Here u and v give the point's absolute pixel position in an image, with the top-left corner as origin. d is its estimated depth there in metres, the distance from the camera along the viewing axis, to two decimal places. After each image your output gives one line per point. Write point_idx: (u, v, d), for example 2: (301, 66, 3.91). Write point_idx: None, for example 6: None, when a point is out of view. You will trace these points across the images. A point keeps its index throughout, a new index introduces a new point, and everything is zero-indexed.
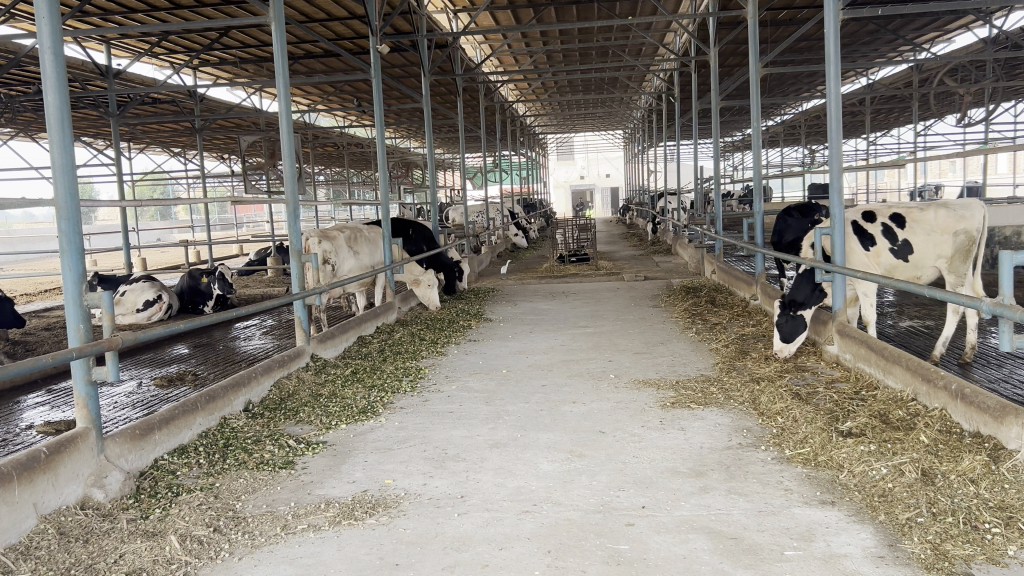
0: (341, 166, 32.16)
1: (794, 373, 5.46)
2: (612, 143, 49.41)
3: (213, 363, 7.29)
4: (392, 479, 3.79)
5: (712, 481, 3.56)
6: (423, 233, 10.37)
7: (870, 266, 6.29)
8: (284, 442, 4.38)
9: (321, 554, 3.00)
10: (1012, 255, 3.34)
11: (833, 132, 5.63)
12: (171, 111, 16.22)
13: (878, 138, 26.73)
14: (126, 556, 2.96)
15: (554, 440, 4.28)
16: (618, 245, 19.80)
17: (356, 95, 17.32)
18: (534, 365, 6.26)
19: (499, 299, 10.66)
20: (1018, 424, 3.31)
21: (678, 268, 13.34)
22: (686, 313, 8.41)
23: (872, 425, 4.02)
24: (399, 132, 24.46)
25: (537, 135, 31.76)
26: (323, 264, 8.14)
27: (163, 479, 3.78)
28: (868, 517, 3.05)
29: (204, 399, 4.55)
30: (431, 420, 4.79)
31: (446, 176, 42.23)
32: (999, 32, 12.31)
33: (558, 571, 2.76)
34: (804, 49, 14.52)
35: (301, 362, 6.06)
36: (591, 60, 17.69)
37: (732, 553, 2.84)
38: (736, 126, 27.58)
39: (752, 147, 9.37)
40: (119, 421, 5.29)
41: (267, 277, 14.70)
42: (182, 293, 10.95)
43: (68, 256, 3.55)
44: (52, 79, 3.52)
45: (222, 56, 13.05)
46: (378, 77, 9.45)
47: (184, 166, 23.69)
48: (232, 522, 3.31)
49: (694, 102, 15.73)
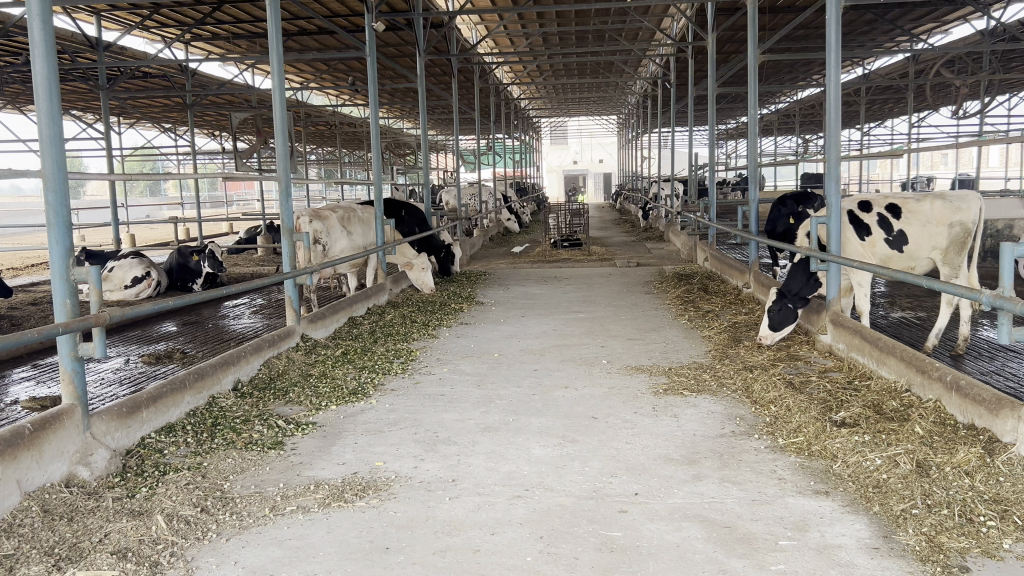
0: (332, 145, 32.01)
1: (787, 362, 5.43)
2: (606, 128, 49.46)
3: (202, 342, 7.23)
4: (383, 461, 3.75)
5: (705, 469, 3.53)
6: (415, 214, 10.28)
7: (865, 256, 6.26)
8: (274, 422, 4.34)
9: (310, 536, 2.96)
10: (1014, 247, 3.30)
11: (831, 122, 5.57)
12: (162, 85, 16.08)
13: (872, 130, 26.74)
14: (111, 535, 2.92)
15: (546, 425, 4.26)
16: (611, 230, 19.79)
17: (350, 74, 17.22)
18: (526, 350, 6.22)
19: (491, 282, 10.62)
20: (1013, 417, 3.29)
21: (670, 254, 13.33)
22: (678, 300, 8.38)
23: (866, 415, 4.01)
24: (393, 111, 24.34)
25: (530, 119, 31.62)
26: (313, 243, 8.04)
27: (151, 457, 3.73)
28: (863, 508, 3.03)
29: (193, 377, 4.50)
30: (422, 403, 4.75)
31: (440, 158, 42.13)
32: (998, 23, 12.27)
33: (551, 557, 2.73)
34: (803, 37, 14.47)
35: (291, 343, 6.01)
36: (587, 43, 17.62)
37: (725, 542, 2.81)
38: (732, 113, 27.59)
39: (749, 135, 9.28)
40: (106, 398, 5.24)
41: (257, 256, 14.65)
42: (171, 271, 10.84)
43: (55, 228, 3.47)
44: (40, 46, 3.41)
45: (214, 31, 12.88)
46: (373, 55, 9.30)
47: (175, 142, 23.46)
48: (219, 502, 3.27)
49: (690, 88, 15.66)
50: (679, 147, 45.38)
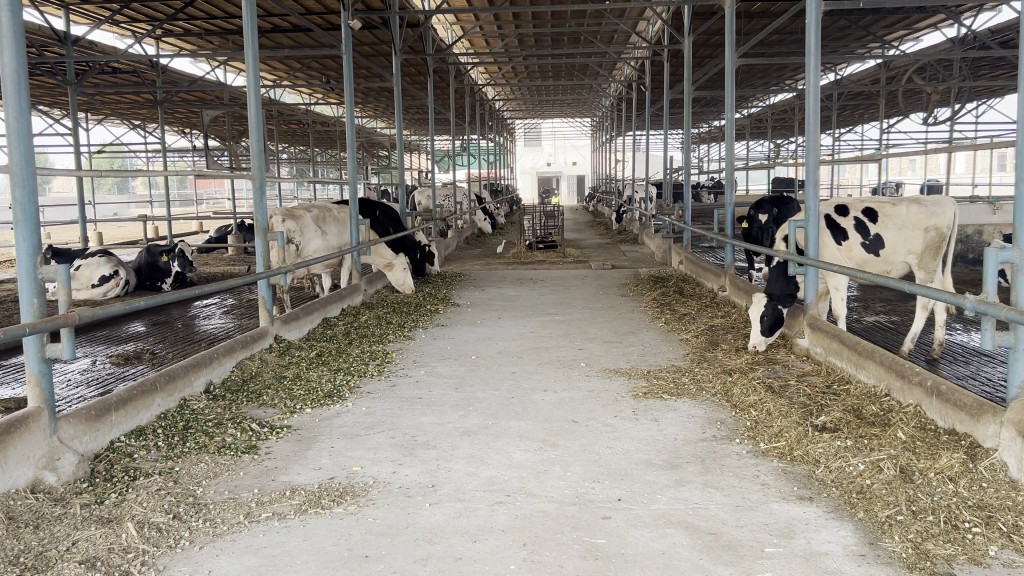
0: (304, 143, 31.73)
1: (765, 365, 5.44)
2: (580, 131, 49.57)
3: (172, 342, 7.09)
4: (360, 466, 3.67)
5: (688, 474, 3.50)
6: (388, 215, 10.12)
7: (842, 261, 6.26)
8: (247, 425, 4.24)
9: (286, 544, 2.88)
10: (998, 252, 3.35)
11: (810, 126, 5.57)
12: (131, 80, 15.82)
13: (844, 136, 27.04)
14: (79, 543, 2.81)
15: (526, 429, 4.20)
16: (585, 232, 19.82)
17: (323, 71, 17.02)
18: (504, 352, 6.16)
19: (466, 284, 10.55)
20: (995, 422, 3.29)
21: (644, 257, 13.36)
22: (654, 303, 8.36)
23: (847, 420, 4.00)
24: (367, 110, 24.14)
25: (504, 120, 31.61)
26: (287, 243, 7.93)
27: (120, 461, 3.63)
28: (847, 514, 3.01)
29: (164, 379, 4.39)
30: (400, 406, 4.69)
31: (414, 159, 42.14)
32: (969, 32, 12.44)
33: (534, 565, 2.68)
34: (777, 42, 14.56)
35: (264, 344, 5.89)
36: (563, 45, 17.63)
37: (711, 549, 2.78)
38: (705, 117, 27.74)
39: (726, 138, 9.20)
40: (73, 400, 5.10)
41: (228, 255, 14.46)
42: (140, 270, 10.63)
43: (22, 226, 3.35)
44: (8, 36, 3.30)
45: (186, 27, 12.71)
46: (350, 53, 9.15)
47: (144, 138, 23.10)
48: (192, 509, 3.18)
49: (666, 91, 15.72)
50: (652, 147, 45.48)
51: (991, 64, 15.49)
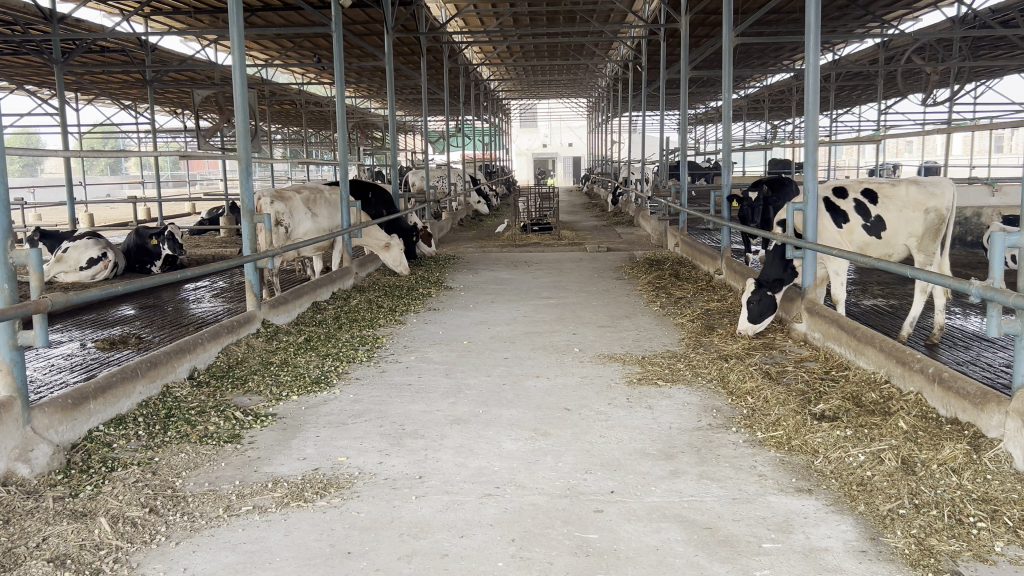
0: (297, 124, 31.43)
1: (762, 351, 5.33)
2: (575, 111, 49.31)
3: (160, 326, 6.97)
4: (346, 457, 3.56)
5: (683, 465, 3.39)
6: (382, 197, 9.97)
7: (843, 244, 6.13)
8: (231, 414, 4.12)
9: (266, 539, 2.77)
10: (1004, 236, 3.20)
11: (810, 106, 5.44)
12: (120, 60, 15.59)
13: (841, 117, 26.80)
14: (49, 539, 2.70)
15: (517, 417, 4.09)
16: (580, 215, 19.71)
17: (315, 51, 16.81)
18: (496, 337, 6.05)
19: (459, 266, 10.43)
20: (1000, 412, 3.19)
21: (640, 239, 13.27)
22: (649, 287, 8.25)
23: (846, 408, 3.89)
24: (360, 90, 23.90)
25: (499, 100, 31.37)
26: (276, 225, 7.78)
27: (98, 452, 3.51)
28: (847, 507, 2.92)
29: (146, 365, 4.27)
30: (388, 393, 4.57)
31: (407, 140, 41.99)
32: (970, 10, 12.25)
33: (523, 562, 2.58)
34: (774, 22, 14.41)
35: (251, 328, 5.77)
36: (558, 25, 17.44)
37: (707, 545, 2.68)
38: (702, 98, 27.53)
39: (722, 118, 8.97)
40: (54, 387, 4.98)
41: (220, 237, 14.34)
42: (129, 252, 10.45)
43: None
44: None
45: (175, 6, 12.50)
46: (340, 31, 8.95)
47: (135, 119, 22.89)
48: (170, 502, 3.07)
49: (662, 70, 15.51)
50: (649, 128, 45.28)
51: (991, 44, 15.36)
